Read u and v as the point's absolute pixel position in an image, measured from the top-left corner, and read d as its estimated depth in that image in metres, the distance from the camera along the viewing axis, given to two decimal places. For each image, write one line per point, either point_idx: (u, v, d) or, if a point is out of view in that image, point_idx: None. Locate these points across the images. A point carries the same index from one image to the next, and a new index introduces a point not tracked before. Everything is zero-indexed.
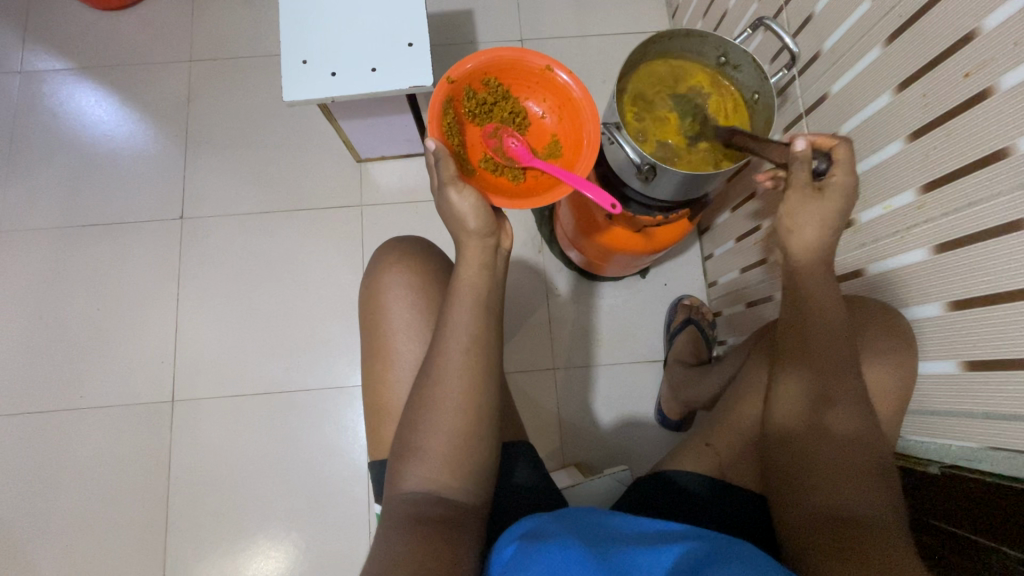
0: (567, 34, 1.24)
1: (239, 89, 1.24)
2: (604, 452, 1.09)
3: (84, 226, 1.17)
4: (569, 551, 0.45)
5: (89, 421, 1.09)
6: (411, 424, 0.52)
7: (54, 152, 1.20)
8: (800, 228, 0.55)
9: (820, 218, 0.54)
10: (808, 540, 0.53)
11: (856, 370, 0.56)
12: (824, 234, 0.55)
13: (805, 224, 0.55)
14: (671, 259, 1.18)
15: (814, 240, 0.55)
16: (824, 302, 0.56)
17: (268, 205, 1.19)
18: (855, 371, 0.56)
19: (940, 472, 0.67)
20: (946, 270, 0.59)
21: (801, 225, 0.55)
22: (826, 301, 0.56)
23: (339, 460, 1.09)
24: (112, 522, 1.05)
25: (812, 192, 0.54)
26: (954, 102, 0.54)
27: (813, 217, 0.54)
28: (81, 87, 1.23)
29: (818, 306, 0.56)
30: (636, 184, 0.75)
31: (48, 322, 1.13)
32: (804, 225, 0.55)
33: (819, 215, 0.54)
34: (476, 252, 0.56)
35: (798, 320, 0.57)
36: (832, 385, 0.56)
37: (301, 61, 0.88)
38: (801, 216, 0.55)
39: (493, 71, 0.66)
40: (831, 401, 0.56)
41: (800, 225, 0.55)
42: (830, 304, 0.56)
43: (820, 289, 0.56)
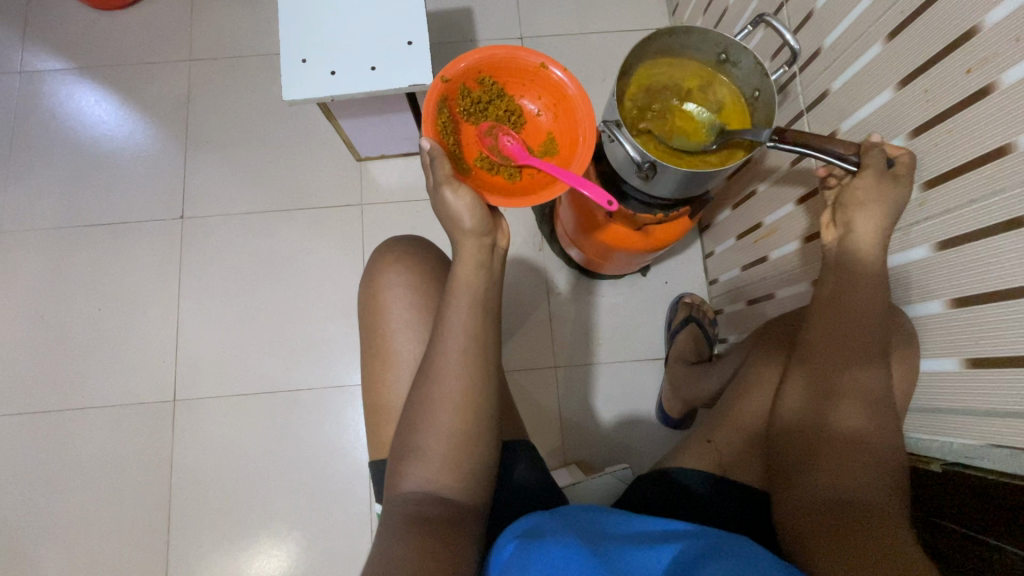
0: (567, 32, 1.23)
1: (239, 88, 1.24)
2: (605, 450, 1.09)
3: (84, 226, 1.17)
4: (568, 550, 0.44)
5: (91, 422, 1.10)
6: (410, 423, 0.52)
7: (55, 153, 1.20)
8: (860, 208, 0.58)
9: (884, 203, 0.57)
10: (808, 533, 0.53)
11: (871, 364, 0.56)
12: (881, 222, 0.58)
13: (865, 205, 0.58)
14: (672, 257, 1.18)
15: (873, 224, 0.58)
16: (860, 285, 0.58)
17: (268, 205, 1.19)
18: (873, 366, 0.56)
19: (942, 470, 0.67)
20: (948, 268, 0.59)
21: (864, 208, 0.58)
22: (862, 284, 0.58)
23: (340, 459, 1.09)
24: (114, 521, 1.06)
25: (881, 179, 0.57)
26: (956, 98, 0.54)
27: (876, 201, 0.58)
28: (81, 87, 1.23)
29: (853, 290, 0.57)
30: (635, 183, 0.75)
31: (49, 323, 1.14)
32: (865, 205, 0.58)
33: (882, 202, 0.57)
34: (472, 250, 0.56)
35: (831, 303, 0.58)
36: (838, 378, 0.56)
37: (300, 61, 0.88)
38: (865, 200, 0.58)
39: (488, 69, 0.66)
40: (839, 395, 0.56)
41: (861, 206, 0.58)
42: (866, 287, 0.57)
43: (864, 269, 0.58)
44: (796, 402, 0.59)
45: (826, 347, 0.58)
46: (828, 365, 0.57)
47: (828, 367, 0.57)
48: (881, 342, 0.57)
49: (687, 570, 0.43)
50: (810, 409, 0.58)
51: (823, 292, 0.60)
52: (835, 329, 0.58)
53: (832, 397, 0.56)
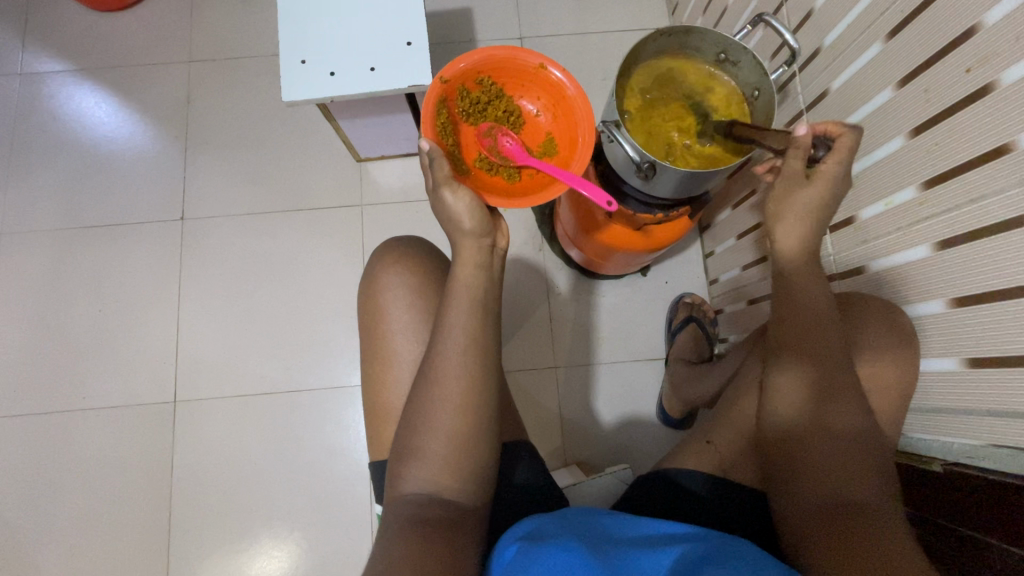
0: (566, 32, 1.23)
1: (238, 89, 1.24)
2: (605, 450, 1.09)
3: (84, 227, 1.18)
4: (570, 552, 0.44)
5: (92, 423, 1.10)
6: (410, 425, 0.52)
7: (55, 154, 1.20)
8: (780, 214, 0.58)
9: (803, 206, 0.57)
10: (812, 537, 0.52)
11: (849, 364, 0.57)
12: (807, 224, 0.57)
13: (788, 213, 0.58)
14: (672, 256, 1.18)
15: (797, 230, 0.58)
16: (811, 294, 0.57)
17: (267, 206, 1.19)
18: (847, 366, 0.56)
19: (943, 470, 0.67)
20: (949, 267, 0.58)
21: (788, 214, 0.58)
22: (813, 293, 0.57)
23: (340, 460, 1.09)
24: (115, 522, 1.06)
25: (798, 183, 0.56)
26: (955, 98, 0.54)
27: (796, 206, 0.57)
28: (81, 88, 1.23)
29: (800, 299, 0.57)
30: (634, 183, 0.75)
31: (50, 324, 1.14)
32: (787, 213, 0.58)
33: (802, 205, 0.57)
34: (472, 251, 0.56)
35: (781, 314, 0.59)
36: (835, 379, 0.56)
37: (299, 61, 0.88)
38: (783, 206, 0.58)
39: (488, 70, 0.66)
40: (828, 396, 0.56)
41: (783, 213, 0.58)
42: (813, 297, 0.57)
43: (811, 278, 0.58)
44: (787, 404, 0.57)
45: (804, 350, 0.57)
46: (810, 368, 0.57)
47: (812, 370, 0.57)
48: (845, 345, 0.57)
49: (689, 571, 0.43)
50: (806, 412, 0.56)
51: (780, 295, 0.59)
52: (805, 331, 0.57)
53: (819, 400, 0.56)
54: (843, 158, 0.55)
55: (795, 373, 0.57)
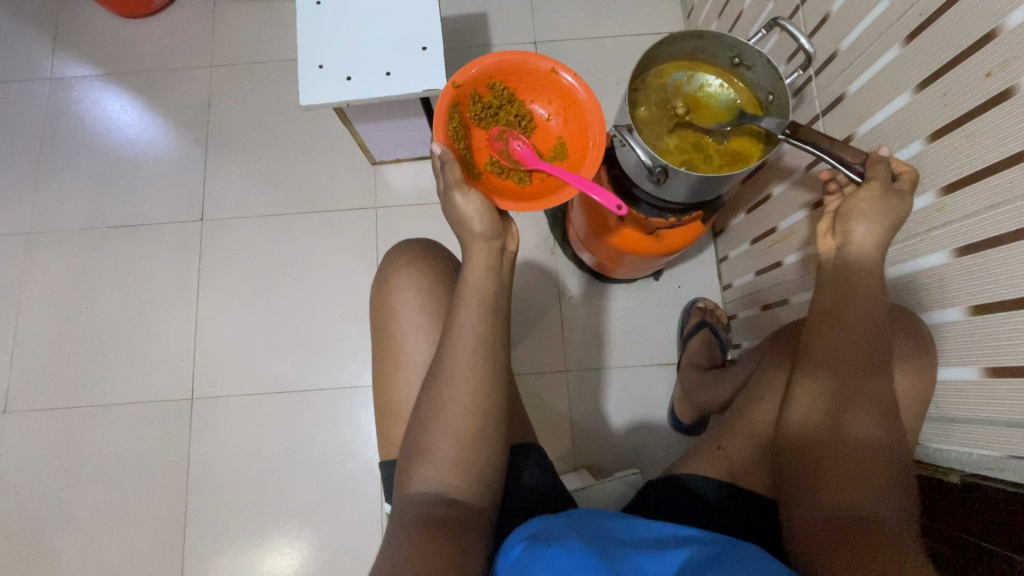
0: (580, 36, 1.24)
1: (257, 93, 1.26)
2: (615, 455, 1.09)
3: (107, 228, 1.21)
4: (576, 552, 0.45)
5: (112, 418, 1.13)
6: (419, 425, 0.52)
7: (81, 157, 1.24)
8: (860, 216, 0.57)
9: (885, 214, 0.57)
10: (821, 545, 0.52)
11: (881, 372, 0.56)
12: (884, 231, 0.57)
13: (870, 215, 0.57)
14: (685, 261, 1.17)
15: (873, 235, 0.57)
16: (858, 297, 0.57)
17: (284, 207, 1.21)
18: (878, 373, 0.56)
19: (962, 481, 0.64)
20: (969, 274, 0.57)
21: (866, 217, 0.57)
22: (859, 298, 0.57)
23: (351, 459, 1.10)
24: (133, 516, 1.08)
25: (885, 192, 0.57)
26: (975, 102, 0.53)
27: (879, 212, 0.57)
28: (107, 93, 1.27)
29: (849, 303, 0.56)
30: (647, 187, 0.75)
31: (74, 321, 1.17)
32: (868, 217, 0.57)
33: (885, 211, 0.57)
34: (482, 254, 0.56)
35: (828, 317, 0.57)
36: (856, 387, 0.55)
37: (317, 66, 0.89)
38: (866, 210, 0.57)
39: (499, 75, 0.66)
40: (851, 403, 0.55)
41: (862, 216, 0.57)
42: (863, 300, 0.56)
43: (862, 283, 0.57)
44: (804, 411, 0.57)
45: (835, 355, 0.56)
46: (840, 374, 0.56)
47: (840, 376, 0.56)
48: (881, 349, 0.56)
49: None
50: (824, 417, 0.56)
51: (820, 300, 0.59)
52: (837, 336, 0.56)
53: (844, 406, 0.55)
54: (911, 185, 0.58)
55: (818, 378, 0.57)
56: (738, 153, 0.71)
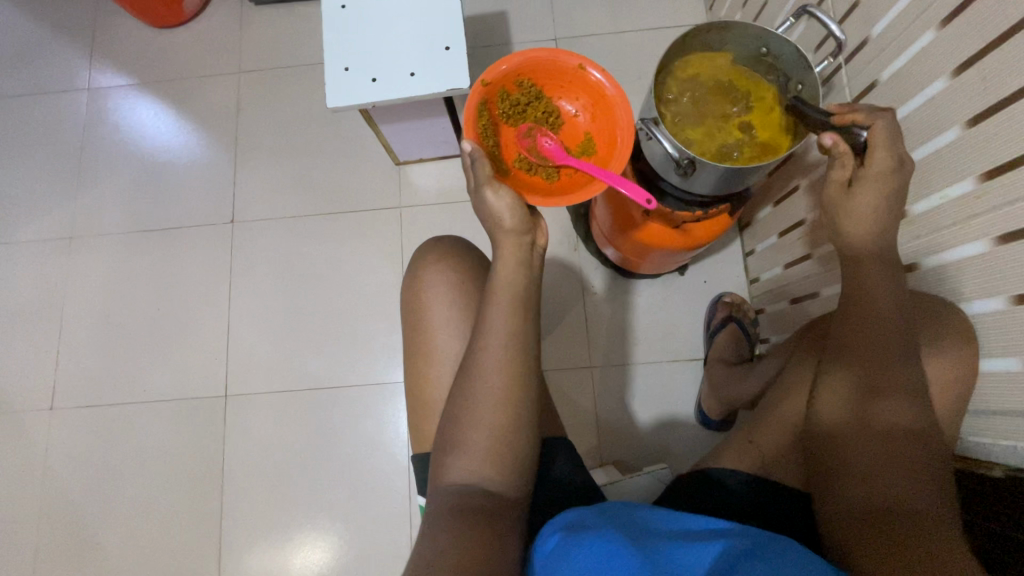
0: (601, 32, 1.23)
1: (284, 98, 1.29)
2: (642, 451, 1.08)
3: (144, 232, 1.25)
4: (609, 543, 0.45)
5: (151, 415, 1.17)
6: (452, 417, 0.53)
7: (118, 163, 1.29)
8: (835, 214, 0.59)
9: (854, 208, 0.57)
10: (855, 540, 0.51)
11: (908, 360, 0.54)
12: (868, 222, 0.57)
13: (846, 214, 0.58)
14: (710, 255, 1.16)
15: (860, 229, 0.58)
16: (884, 286, 0.56)
17: (311, 209, 1.24)
18: (907, 362, 0.54)
19: (1006, 475, 0.62)
20: (1011, 263, 0.55)
21: (844, 217, 0.58)
22: (886, 286, 0.56)
23: (380, 454, 1.12)
24: (172, 510, 1.12)
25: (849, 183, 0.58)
26: (1016, 85, 0.51)
27: (851, 208, 0.57)
28: (142, 101, 1.32)
29: (876, 291, 0.56)
30: (674, 180, 0.74)
31: (114, 322, 1.22)
32: (842, 213, 0.59)
33: (855, 205, 0.57)
34: (513, 249, 0.57)
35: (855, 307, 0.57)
36: (881, 377, 0.54)
37: (343, 69, 0.91)
38: (837, 209, 0.59)
39: (527, 72, 0.67)
40: (882, 391, 0.54)
41: (841, 212, 0.59)
42: (888, 288, 0.56)
43: (885, 271, 0.57)
44: (831, 405, 0.57)
45: (858, 347, 0.55)
46: (865, 366, 0.55)
47: (865, 368, 0.55)
48: (907, 338, 0.54)
49: None
50: (851, 410, 0.55)
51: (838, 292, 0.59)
52: (859, 328, 0.56)
53: (871, 397, 0.54)
54: (885, 151, 0.55)
55: (842, 370, 0.57)
56: (767, 145, 0.70)
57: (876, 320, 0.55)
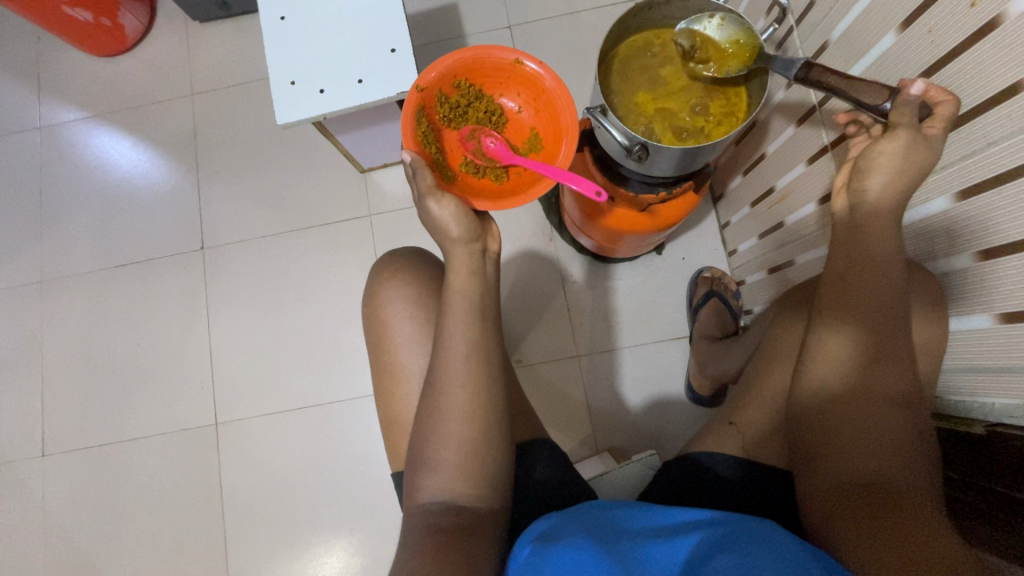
0: (555, 14, 1.21)
1: (240, 115, 1.26)
2: (635, 434, 1.08)
3: (114, 267, 1.23)
4: (582, 551, 0.44)
5: (143, 451, 1.16)
6: (420, 435, 0.53)
7: (80, 199, 1.27)
8: (877, 171, 0.53)
9: (905, 168, 0.52)
10: (841, 512, 0.51)
11: (904, 326, 0.54)
12: (901, 184, 0.53)
13: (887, 168, 0.53)
14: (686, 231, 1.15)
15: (888, 190, 0.53)
16: (869, 253, 0.54)
17: (280, 226, 1.22)
18: (900, 328, 0.54)
19: (985, 431, 0.63)
20: (973, 218, 0.54)
21: (884, 171, 0.53)
22: (871, 261, 0.54)
23: (376, 465, 1.12)
24: (175, 542, 1.12)
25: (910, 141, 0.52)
26: (962, 35, 0.50)
27: (898, 165, 0.52)
28: (96, 133, 1.29)
29: (858, 261, 0.54)
30: (631, 165, 0.73)
31: (95, 361, 1.20)
32: (886, 170, 0.53)
33: (905, 164, 0.52)
34: (464, 258, 0.56)
35: (837, 280, 0.55)
36: (884, 341, 0.53)
37: (289, 82, 0.89)
38: (889, 164, 0.52)
39: (462, 72, 0.65)
40: (880, 355, 0.53)
41: (879, 169, 0.53)
42: (876, 253, 0.54)
43: (875, 244, 0.54)
44: (828, 368, 0.55)
45: (862, 307, 0.54)
46: (870, 327, 0.53)
47: (870, 330, 0.53)
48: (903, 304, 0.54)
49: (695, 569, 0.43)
50: (849, 374, 0.54)
51: (836, 251, 0.57)
52: (858, 287, 0.54)
53: (868, 361, 0.54)
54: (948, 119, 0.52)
55: (848, 329, 0.54)
56: (732, 112, 0.69)
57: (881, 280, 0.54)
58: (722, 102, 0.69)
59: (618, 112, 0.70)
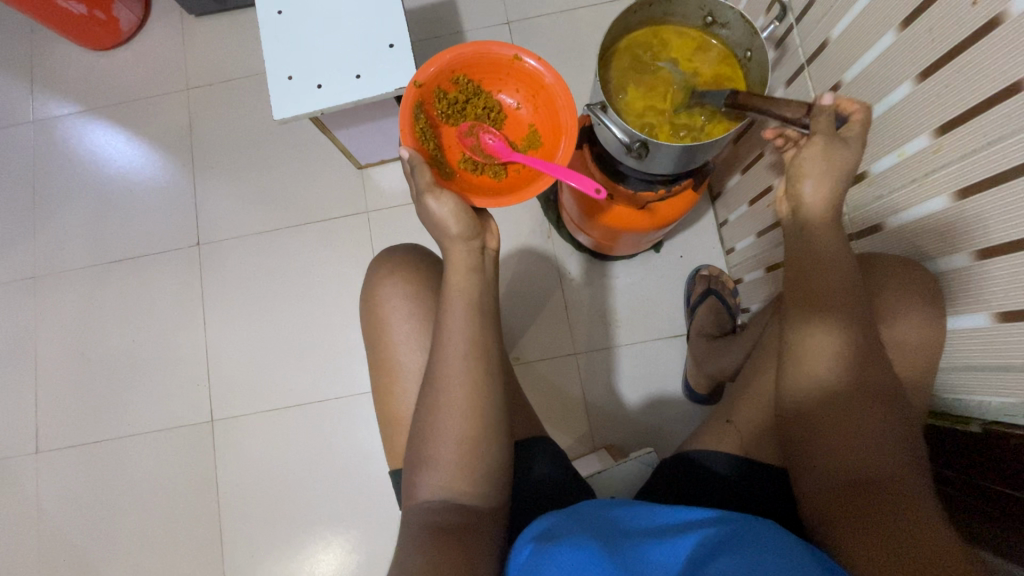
0: (554, 10, 1.20)
1: (237, 110, 1.25)
2: (633, 432, 1.08)
3: (108, 263, 1.22)
4: (583, 550, 0.44)
5: (139, 448, 1.15)
6: (419, 434, 0.52)
7: (74, 194, 1.25)
8: (808, 175, 0.54)
9: (833, 170, 0.53)
10: (834, 512, 0.51)
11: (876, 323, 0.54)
12: (831, 186, 0.54)
13: (815, 172, 0.54)
14: (684, 229, 1.15)
15: (821, 192, 0.54)
16: (825, 258, 0.54)
17: (277, 222, 1.21)
18: (872, 324, 0.54)
19: (983, 430, 0.63)
20: (971, 217, 0.55)
21: (813, 175, 0.54)
22: (826, 260, 0.54)
23: (372, 462, 1.12)
24: (171, 539, 1.11)
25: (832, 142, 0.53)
26: (962, 34, 0.50)
27: (826, 167, 0.53)
28: (91, 127, 1.27)
29: (823, 264, 0.54)
30: (631, 163, 0.73)
31: (90, 358, 1.20)
32: (813, 174, 0.54)
33: (833, 166, 0.53)
34: (462, 255, 0.56)
35: (801, 279, 0.55)
36: (859, 341, 0.53)
37: (287, 77, 0.88)
38: (814, 167, 0.54)
39: (461, 68, 0.64)
40: (858, 354, 0.53)
41: (810, 173, 0.54)
42: (833, 256, 0.54)
43: (829, 247, 0.55)
44: (808, 369, 0.54)
45: (834, 308, 0.54)
46: (844, 328, 0.53)
47: (844, 330, 0.53)
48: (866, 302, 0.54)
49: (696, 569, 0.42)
50: (829, 375, 0.53)
51: (795, 254, 0.56)
52: (830, 288, 0.54)
53: (849, 361, 0.53)
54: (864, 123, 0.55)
55: (823, 330, 0.54)
56: None
57: (843, 280, 0.54)
58: None
59: (617, 109, 0.69)
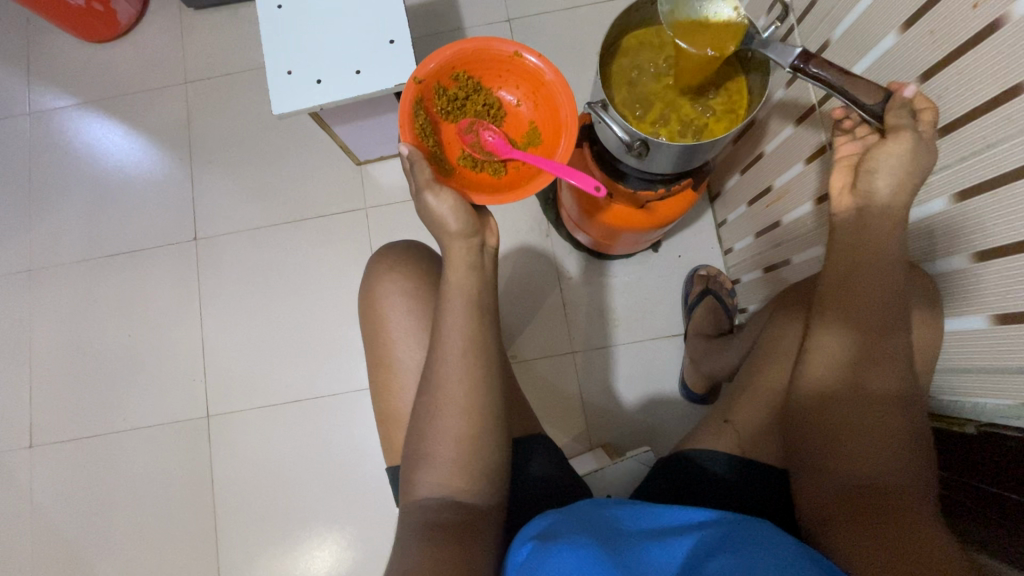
0: (554, 8, 1.20)
1: (235, 104, 1.25)
2: (630, 431, 1.08)
3: (105, 257, 1.22)
4: (581, 549, 0.44)
5: (134, 443, 1.15)
6: (417, 431, 0.52)
7: (70, 187, 1.25)
8: (885, 171, 0.55)
9: (914, 164, 0.53)
10: (834, 512, 0.51)
11: (903, 326, 0.55)
12: (909, 182, 0.55)
13: (894, 169, 0.54)
14: (683, 229, 1.15)
15: (897, 189, 0.55)
16: (873, 256, 0.55)
17: (275, 218, 1.21)
18: (899, 328, 0.55)
19: (978, 431, 0.64)
20: (970, 220, 0.55)
21: (891, 170, 0.54)
22: (871, 262, 0.55)
23: (368, 459, 1.12)
24: (166, 534, 1.11)
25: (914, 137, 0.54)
26: (963, 37, 0.50)
27: (906, 163, 0.54)
28: (88, 120, 1.26)
29: (865, 262, 0.55)
30: (630, 162, 0.72)
31: (85, 352, 1.19)
32: (892, 170, 0.54)
33: (914, 162, 0.53)
34: (462, 253, 0.56)
35: (844, 275, 0.56)
36: (879, 343, 0.54)
37: (287, 72, 0.87)
38: (894, 163, 0.54)
39: (461, 65, 0.64)
40: (876, 356, 0.54)
41: (888, 169, 0.54)
42: (878, 254, 0.55)
43: (881, 242, 0.55)
44: (822, 367, 0.56)
45: (856, 308, 0.55)
46: (864, 329, 0.55)
47: (864, 331, 0.55)
48: (901, 306, 0.55)
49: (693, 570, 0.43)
50: (843, 375, 0.55)
51: (839, 249, 0.58)
52: (858, 289, 0.55)
53: (863, 362, 0.54)
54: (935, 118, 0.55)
55: (842, 328, 0.55)
56: (733, 107, 0.69)
57: (878, 281, 0.55)
58: (724, 98, 0.69)
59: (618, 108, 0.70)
